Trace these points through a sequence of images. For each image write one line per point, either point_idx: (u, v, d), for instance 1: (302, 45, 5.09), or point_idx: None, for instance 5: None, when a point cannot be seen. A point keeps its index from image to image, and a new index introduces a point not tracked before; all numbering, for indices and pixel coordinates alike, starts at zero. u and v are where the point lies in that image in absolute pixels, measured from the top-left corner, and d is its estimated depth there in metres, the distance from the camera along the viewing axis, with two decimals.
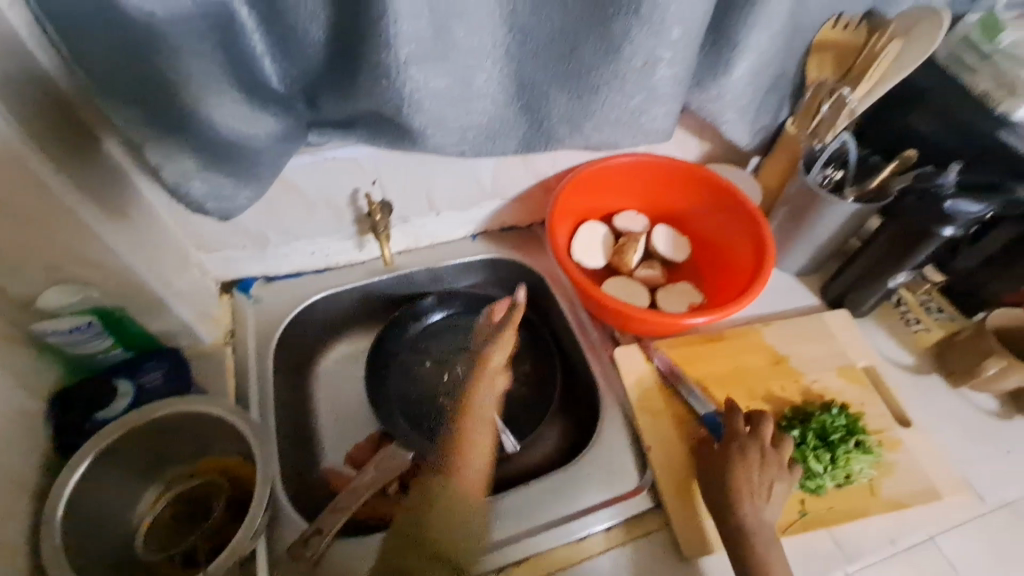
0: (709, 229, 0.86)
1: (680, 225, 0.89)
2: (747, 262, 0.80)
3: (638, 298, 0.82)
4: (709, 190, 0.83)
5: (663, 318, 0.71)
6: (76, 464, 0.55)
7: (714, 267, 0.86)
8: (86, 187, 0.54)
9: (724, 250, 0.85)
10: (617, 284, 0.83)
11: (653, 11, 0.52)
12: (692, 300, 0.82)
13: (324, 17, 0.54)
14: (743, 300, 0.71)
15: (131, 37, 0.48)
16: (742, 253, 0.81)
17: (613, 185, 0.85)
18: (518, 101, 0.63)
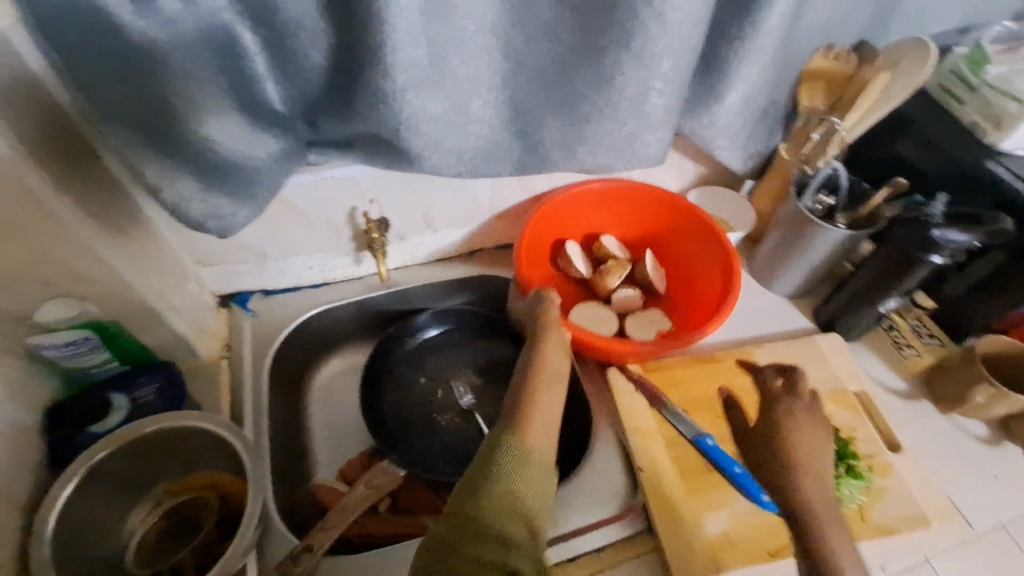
0: (685, 257, 0.87)
1: (663, 249, 0.90)
2: (720, 296, 0.80)
3: (609, 325, 0.83)
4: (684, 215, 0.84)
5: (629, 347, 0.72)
6: (62, 486, 0.55)
7: (688, 296, 0.86)
8: (82, 202, 0.55)
9: (700, 280, 0.85)
10: (593, 307, 0.84)
11: (644, 43, 0.53)
12: (662, 328, 0.82)
13: (324, 43, 0.56)
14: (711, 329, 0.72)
15: (134, 60, 0.49)
16: (715, 283, 0.82)
17: (594, 209, 0.86)
18: (514, 126, 0.63)
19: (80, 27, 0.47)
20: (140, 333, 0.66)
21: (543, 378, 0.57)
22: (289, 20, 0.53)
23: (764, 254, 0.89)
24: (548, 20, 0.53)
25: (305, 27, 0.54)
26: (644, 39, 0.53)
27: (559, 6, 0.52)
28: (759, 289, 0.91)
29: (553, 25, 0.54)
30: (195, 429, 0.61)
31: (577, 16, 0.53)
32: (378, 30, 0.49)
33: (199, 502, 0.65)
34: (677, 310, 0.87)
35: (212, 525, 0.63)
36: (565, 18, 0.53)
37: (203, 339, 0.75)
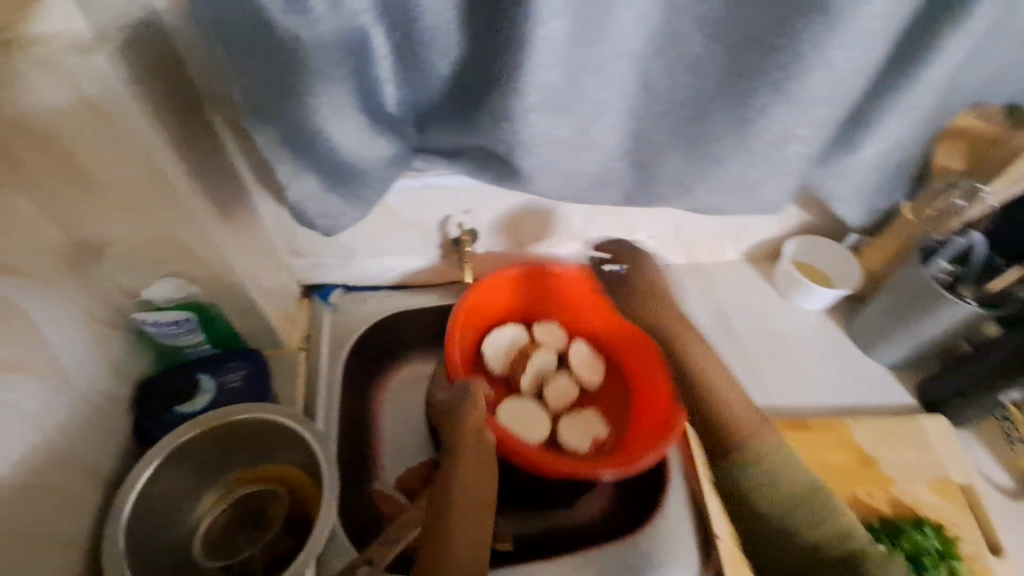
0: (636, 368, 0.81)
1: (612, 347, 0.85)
2: (659, 409, 0.75)
3: (542, 423, 0.78)
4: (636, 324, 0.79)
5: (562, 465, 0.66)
6: (146, 462, 0.57)
7: (634, 399, 0.81)
8: (206, 189, 0.56)
9: (642, 382, 0.81)
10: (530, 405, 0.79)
11: (799, 88, 0.48)
12: (597, 433, 0.78)
13: (455, 52, 0.54)
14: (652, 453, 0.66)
15: (275, 53, 0.47)
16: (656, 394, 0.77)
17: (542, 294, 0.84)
18: (631, 156, 0.60)
19: (220, 15, 0.46)
20: (231, 318, 0.67)
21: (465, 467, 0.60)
22: (424, 30, 0.51)
23: (869, 316, 0.82)
24: (697, 53, 0.50)
25: (438, 39, 0.52)
26: (800, 83, 0.48)
27: (713, 39, 0.48)
28: (856, 353, 0.85)
29: (702, 58, 0.50)
30: (279, 423, 0.62)
31: (730, 51, 0.48)
32: (521, 49, 0.47)
33: (266, 494, 0.65)
34: (614, 414, 0.82)
35: (279, 521, 0.63)
36: (716, 52, 0.49)
37: (286, 329, 0.76)
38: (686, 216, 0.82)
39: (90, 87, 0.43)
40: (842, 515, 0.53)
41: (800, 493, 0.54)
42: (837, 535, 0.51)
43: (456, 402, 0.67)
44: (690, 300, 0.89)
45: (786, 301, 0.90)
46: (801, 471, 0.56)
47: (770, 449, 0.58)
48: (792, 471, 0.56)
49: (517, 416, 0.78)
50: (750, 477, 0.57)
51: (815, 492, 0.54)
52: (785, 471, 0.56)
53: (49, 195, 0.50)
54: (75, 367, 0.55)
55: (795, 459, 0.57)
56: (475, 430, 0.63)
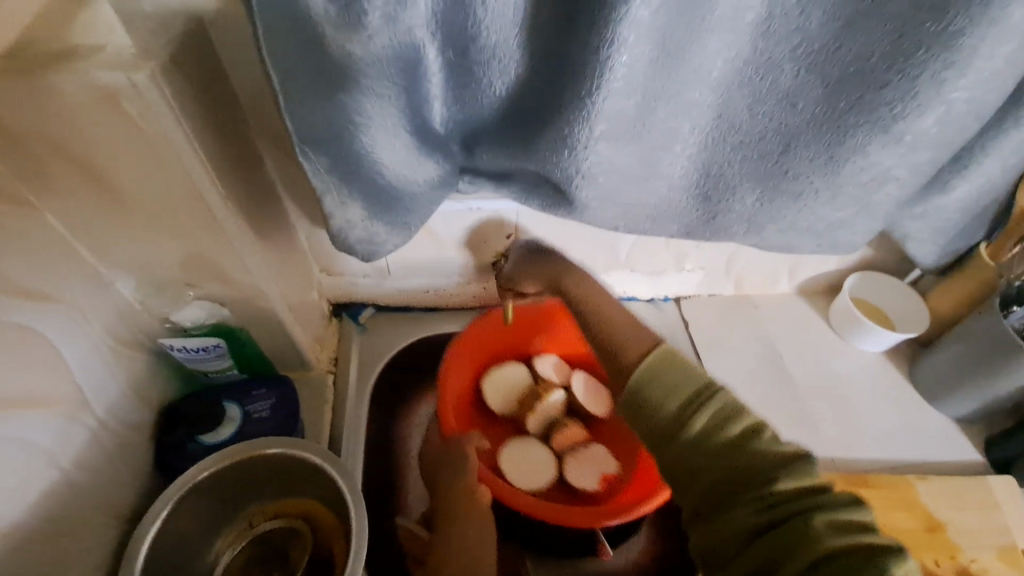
0: None
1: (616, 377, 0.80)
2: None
3: (547, 467, 0.73)
4: None
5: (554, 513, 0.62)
6: (165, 500, 0.54)
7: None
8: (244, 210, 0.52)
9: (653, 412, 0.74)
10: (533, 447, 0.74)
11: (904, 127, 0.45)
12: (606, 470, 0.72)
13: (513, 73, 0.47)
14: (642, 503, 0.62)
15: (328, 72, 0.42)
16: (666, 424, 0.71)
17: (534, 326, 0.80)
18: (700, 189, 0.55)
19: (266, 25, 0.41)
20: (260, 340, 0.65)
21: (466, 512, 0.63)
22: (485, 48, 0.44)
23: (934, 363, 0.77)
24: (787, 85, 0.45)
25: (499, 56, 0.45)
26: (907, 120, 0.45)
27: (809, 72, 0.44)
28: (918, 401, 0.79)
29: (795, 91, 0.45)
30: (305, 458, 0.58)
31: (830, 86, 0.44)
32: (594, 74, 0.42)
33: (288, 531, 0.61)
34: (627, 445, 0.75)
35: (301, 563, 0.59)
36: (813, 86, 0.44)
37: (315, 351, 0.73)
38: (737, 249, 0.78)
39: (132, 109, 0.40)
40: (736, 409, 0.43)
41: (681, 413, 0.44)
42: (731, 456, 0.41)
43: (450, 459, 0.66)
44: (738, 335, 0.84)
45: (840, 341, 0.84)
46: (679, 372, 0.45)
47: (653, 369, 0.46)
48: (672, 380, 0.45)
49: (519, 464, 0.73)
50: (656, 380, 0.45)
51: (702, 397, 0.44)
52: (662, 394, 0.45)
53: (85, 218, 0.48)
54: (102, 394, 0.53)
55: (683, 363, 0.46)
56: (468, 490, 0.63)
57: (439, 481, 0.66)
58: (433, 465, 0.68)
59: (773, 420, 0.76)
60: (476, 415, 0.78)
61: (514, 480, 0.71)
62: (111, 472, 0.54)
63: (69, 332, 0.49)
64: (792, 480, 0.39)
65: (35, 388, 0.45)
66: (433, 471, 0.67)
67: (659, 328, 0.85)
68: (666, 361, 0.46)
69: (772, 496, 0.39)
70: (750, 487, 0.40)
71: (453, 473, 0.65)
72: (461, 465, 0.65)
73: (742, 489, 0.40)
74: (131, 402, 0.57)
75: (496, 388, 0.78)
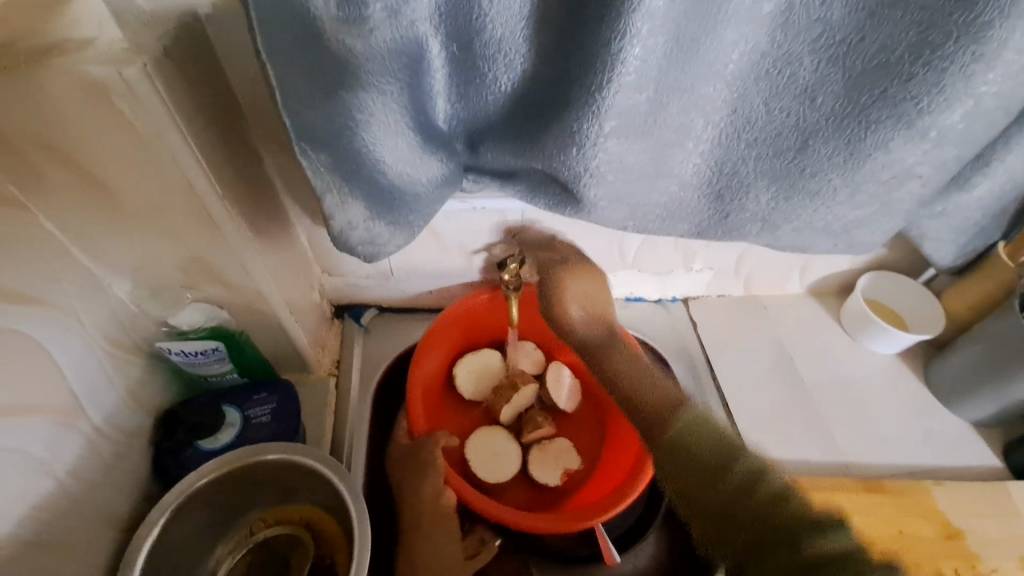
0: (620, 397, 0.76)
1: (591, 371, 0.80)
2: (632, 441, 0.70)
3: (512, 459, 0.74)
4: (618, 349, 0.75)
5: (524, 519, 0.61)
6: (161, 509, 0.52)
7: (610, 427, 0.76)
8: (243, 210, 0.51)
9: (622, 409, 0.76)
10: (499, 439, 0.75)
11: (930, 122, 0.43)
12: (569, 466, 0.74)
13: (520, 67, 0.45)
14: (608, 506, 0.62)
15: (330, 66, 0.41)
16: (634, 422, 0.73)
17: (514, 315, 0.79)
18: (712, 187, 0.53)
19: (264, 18, 0.40)
20: (260, 343, 0.63)
21: (429, 520, 0.62)
22: (491, 41, 0.43)
23: (949, 366, 0.75)
24: (807, 78, 0.43)
25: (505, 50, 0.43)
26: (933, 114, 0.43)
27: (830, 65, 0.42)
28: (933, 404, 0.77)
29: (814, 84, 0.43)
30: (304, 464, 0.56)
31: (852, 79, 0.42)
32: (605, 67, 0.40)
33: (288, 539, 0.60)
34: (590, 441, 0.77)
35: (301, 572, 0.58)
36: (834, 79, 0.43)
37: (317, 354, 0.72)
38: (747, 248, 0.76)
39: (124, 106, 0.38)
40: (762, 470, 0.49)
41: (723, 462, 0.49)
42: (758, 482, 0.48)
43: (417, 461, 0.65)
44: (748, 337, 0.82)
45: (852, 342, 0.82)
46: (713, 434, 0.52)
47: (691, 428, 0.53)
48: (711, 439, 0.52)
49: (484, 456, 0.74)
50: (694, 434, 0.53)
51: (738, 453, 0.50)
52: (703, 450, 0.51)
53: (77, 219, 0.46)
54: (97, 400, 0.52)
55: (709, 424, 0.54)
56: (434, 497, 0.62)
57: (406, 484, 0.65)
58: (402, 467, 0.66)
59: (785, 424, 0.74)
60: (444, 405, 0.78)
61: (479, 469, 0.72)
62: (107, 480, 0.53)
63: (62, 337, 0.47)
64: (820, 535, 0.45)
65: (27, 395, 0.44)
66: (401, 476, 0.66)
67: (667, 330, 0.83)
68: (697, 420, 0.54)
69: (798, 530, 0.44)
70: (791, 527, 0.45)
71: (419, 476, 0.64)
72: (427, 467, 0.64)
73: (787, 541, 0.44)
74: (127, 408, 0.56)
75: (466, 379, 0.78)
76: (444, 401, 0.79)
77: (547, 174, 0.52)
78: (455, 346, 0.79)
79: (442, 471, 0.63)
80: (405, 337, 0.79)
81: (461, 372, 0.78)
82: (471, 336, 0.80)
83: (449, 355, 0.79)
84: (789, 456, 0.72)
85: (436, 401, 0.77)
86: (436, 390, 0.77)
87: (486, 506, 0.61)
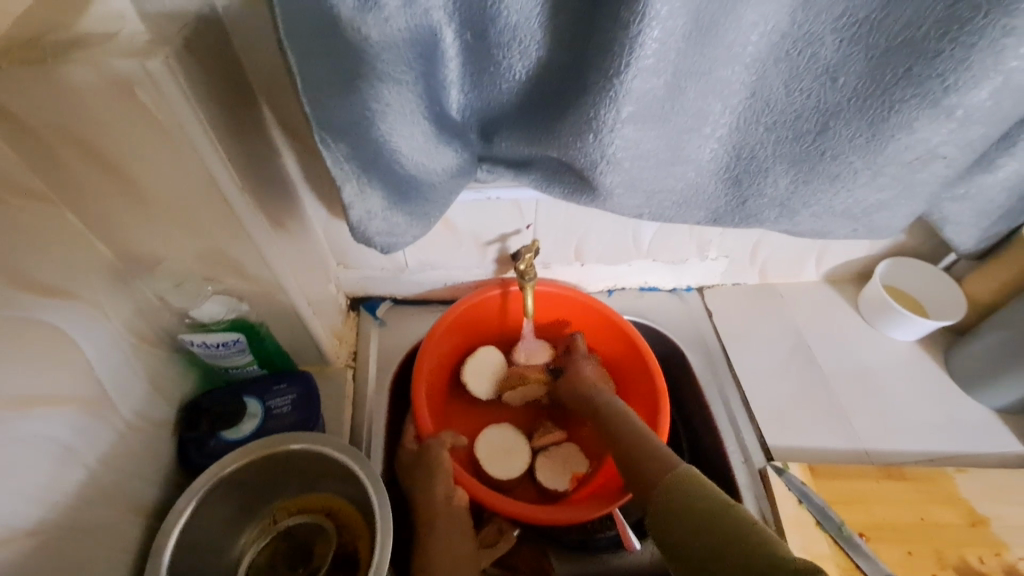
0: (627, 397, 0.77)
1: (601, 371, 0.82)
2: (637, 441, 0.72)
3: (519, 457, 0.76)
4: (626, 347, 0.76)
5: (533, 515, 0.61)
6: (189, 497, 0.53)
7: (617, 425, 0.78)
8: (260, 201, 0.52)
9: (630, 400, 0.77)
10: (506, 435, 0.77)
11: (957, 100, 0.43)
12: (578, 468, 0.75)
13: (535, 55, 0.44)
14: (616, 501, 0.63)
15: (345, 56, 0.41)
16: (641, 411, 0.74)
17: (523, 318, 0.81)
18: (730, 172, 0.52)
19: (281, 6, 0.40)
20: (279, 335, 0.64)
21: (441, 520, 0.61)
22: (505, 28, 0.42)
23: (973, 352, 0.74)
24: (829, 58, 0.42)
25: (520, 37, 0.43)
26: (959, 94, 0.42)
27: (853, 44, 0.41)
28: (955, 392, 0.76)
29: (837, 64, 0.43)
30: (330, 455, 0.57)
31: (875, 58, 0.42)
32: (622, 52, 0.40)
33: (313, 527, 0.61)
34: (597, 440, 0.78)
35: (326, 560, 0.59)
36: (857, 58, 0.42)
37: (334, 346, 0.73)
38: (762, 235, 0.75)
39: (147, 99, 0.39)
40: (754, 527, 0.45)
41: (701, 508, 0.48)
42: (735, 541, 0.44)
43: (425, 465, 0.64)
44: (765, 325, 0.82)
45: (870, 330, 0.81)
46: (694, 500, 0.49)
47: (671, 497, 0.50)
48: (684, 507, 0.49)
49: (493, 451, 0.76)
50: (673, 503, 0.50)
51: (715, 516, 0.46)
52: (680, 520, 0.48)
53: (102, 212, 0.47)
54: (123, 390, 0.52)
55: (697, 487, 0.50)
56: (445, 499, 0.62)
57: (417, 485, 0.64)
58: (410, 465, 0.66)
59: (804, 413, 0.74)
60: (447, 407, 0.80)
61: (490, 466, 0.75)
62: (133, 468, 0.54)
63: (87, 328, 0.48)
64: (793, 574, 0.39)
65: (55, 384, 0.45)
66: (412, 474, 0.65)
67: (683, 319, 0.83)
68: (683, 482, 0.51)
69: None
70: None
71: (430, 482, 0.63)
72: (432, 470, 0.63)
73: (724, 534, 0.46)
74: (152, 398, 0.57)
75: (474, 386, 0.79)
76: (447, 403, 0.80)
77: (562, 162, 0.52)
78: (460, 348, 0.80)
79: (451, 475, 0.63)
80: (421, 328, 0.80)
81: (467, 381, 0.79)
82: (475, 335, 0.81)
83: (455, 355, 0.80)
84: (808, 443, 0.71)
85: (443, 401, 0.79)
86: (441, 391, 0.78)
87: (496, 503, 0.62)
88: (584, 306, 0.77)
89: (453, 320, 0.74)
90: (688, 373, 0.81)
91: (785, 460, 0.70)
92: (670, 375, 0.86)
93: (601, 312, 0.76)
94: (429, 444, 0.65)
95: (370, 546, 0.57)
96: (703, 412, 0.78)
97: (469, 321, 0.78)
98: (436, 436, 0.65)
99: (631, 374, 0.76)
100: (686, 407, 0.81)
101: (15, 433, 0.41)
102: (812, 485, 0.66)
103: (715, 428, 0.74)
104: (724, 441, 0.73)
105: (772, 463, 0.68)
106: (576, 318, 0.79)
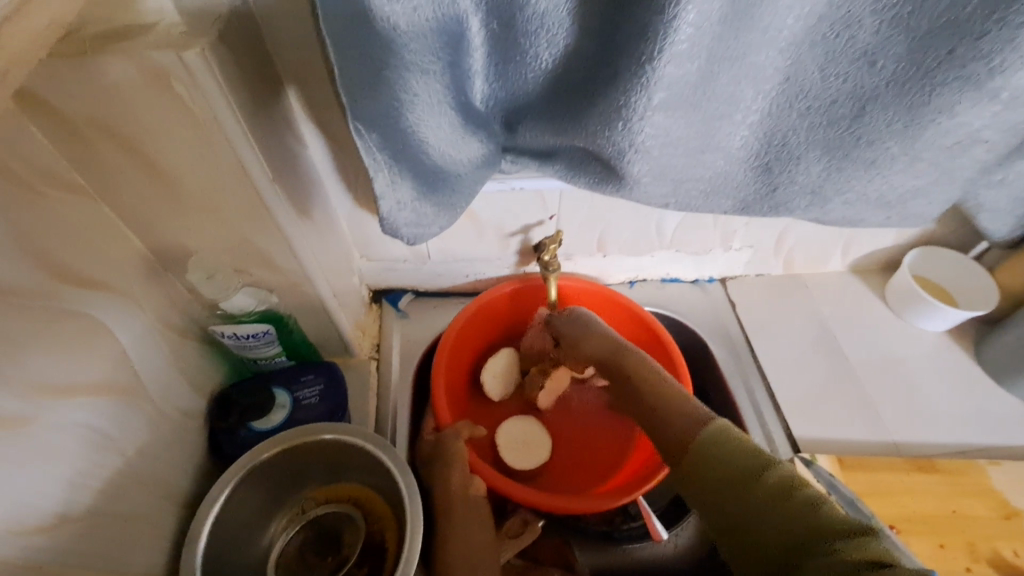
0: None
1: None
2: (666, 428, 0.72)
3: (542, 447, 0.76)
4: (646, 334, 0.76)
5: (554, 505, 0.62)
6: (221, 486, 0.54)
7: None
8: (288, 190, 0.52)
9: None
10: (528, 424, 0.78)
11: (1002, 83, 0.42)
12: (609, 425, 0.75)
13: (565, 43, 0.44)
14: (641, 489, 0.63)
15: (374, 44, 0.40)
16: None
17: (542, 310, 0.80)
18: (760, 160, 0.51)
19: None
20: (307, 327, 0.65)
21: (459, 510, 0.61)
22: (535, 16, 0.41)
23: (1006, 344, 0.72)
24: (868, 41, 0.41)
25: (549, 25, 0.42)
26: (1004, 75, 0.42)
27: (893, 25, 0.40)
28: (987, 384, 0.74)
29: (875, 47, 0.42)
30: (356, 445, 0.58)
31: (916, 40, 0.41)
32: (656, 36, 0.39)
33: (342, 517, 0.62)
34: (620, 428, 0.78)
35: (355, 549, 0.59)
36: (896, 41, 0.41)
37: (358, 338, 0.73)
38: (787, 225, 0.74)
39: (183, 91, 0.39)
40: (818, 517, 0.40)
41: (738, 481, 0.44)
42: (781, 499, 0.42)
43: (445, 454, 0.64)
44: (788, 316, 0.81)
45: (898, 321, 0.80)
46: (729, 451, 0.46)
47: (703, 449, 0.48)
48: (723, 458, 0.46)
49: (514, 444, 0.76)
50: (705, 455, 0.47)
51: (757, 471, 0.44)
52: (716, 476, 0.46)
53: (137, 205, 0.48)
54: (155, 380, 0.53)
55: (735, 440, 0.47)
56: (463, 488, 0.62)
57: (436, 476, 0.64)
58: (431, 459, 0.66)
59: (831, 405, 0.73)
60: (468, 400, 0.79)
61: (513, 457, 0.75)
62: (166, 458, 0.54)
63: (120, 319, 0.49)
64: (850, 543, 0.38)
65: (91, 373, 0.45)
66: (432, 467, 0.65)
67: (705, 310, 0.83)
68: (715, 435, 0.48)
69: (829, 558, 0.37)
70: (812, 544, 0.39)
71: (447, 471, 0.63)
72: (457, 459, 0.63)
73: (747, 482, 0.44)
74: (183, 389, 0.58)
75: (489, 379, 0.79)
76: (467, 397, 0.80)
77: (588, 151, 0.51)
78: (480, 342, 0.80)
79: (467, 464, 0.64)
80: (443, 320, 0.80)
81: (487, 377, 0.79)
82: (497, 329, 0.81)
83: (478, 348, 0.80)
84: (835, 434, 0.70)
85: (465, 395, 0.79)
86: (462, 386, 0.79)
87: (516, 492, 0.63)
88: (602, 298, 0.77)
89: (475, 313, 0.74)
90: (712, 366, 0.80)
91: (812, 451, 0.69)
92: (693, 367, 0.85)
93: (619, 300, 0.75)
94: (447, 435, 0.65)
95: (398, 536, 0.58)
96: (726, 403, 0.77)
97: (492, 315, 0.78)
98: (452, 427, 0.66)
99: (653, 359, 0.76)
100: (709, 399, 0.81)
101: (51, 420, 0.41)
102: (842, 477, 0.65)
103: (739, 418, 0.74)
104: (748, 430, 0.72)
105: (799, 454, 0.68)
106: (596, 311, 0.79)
